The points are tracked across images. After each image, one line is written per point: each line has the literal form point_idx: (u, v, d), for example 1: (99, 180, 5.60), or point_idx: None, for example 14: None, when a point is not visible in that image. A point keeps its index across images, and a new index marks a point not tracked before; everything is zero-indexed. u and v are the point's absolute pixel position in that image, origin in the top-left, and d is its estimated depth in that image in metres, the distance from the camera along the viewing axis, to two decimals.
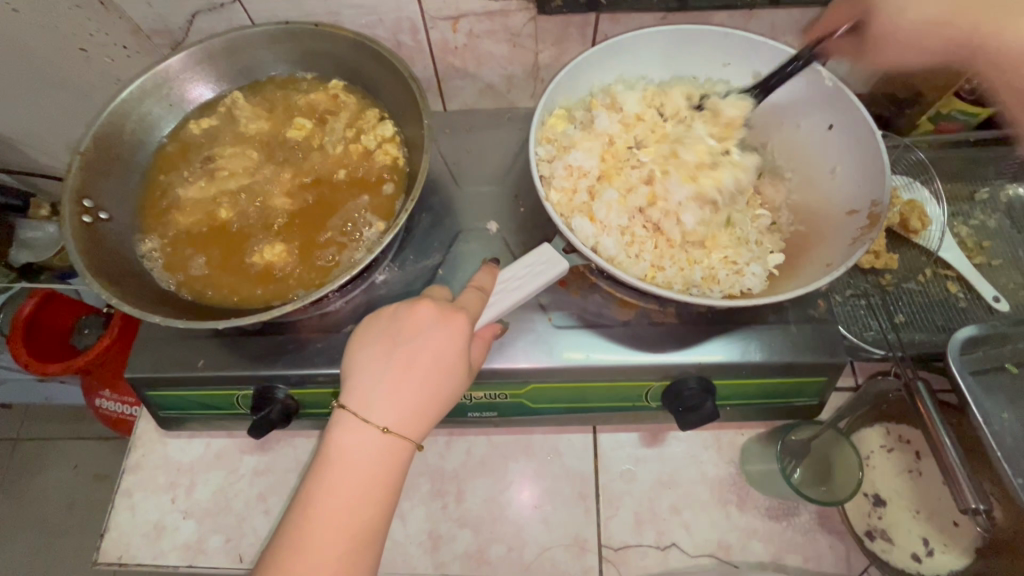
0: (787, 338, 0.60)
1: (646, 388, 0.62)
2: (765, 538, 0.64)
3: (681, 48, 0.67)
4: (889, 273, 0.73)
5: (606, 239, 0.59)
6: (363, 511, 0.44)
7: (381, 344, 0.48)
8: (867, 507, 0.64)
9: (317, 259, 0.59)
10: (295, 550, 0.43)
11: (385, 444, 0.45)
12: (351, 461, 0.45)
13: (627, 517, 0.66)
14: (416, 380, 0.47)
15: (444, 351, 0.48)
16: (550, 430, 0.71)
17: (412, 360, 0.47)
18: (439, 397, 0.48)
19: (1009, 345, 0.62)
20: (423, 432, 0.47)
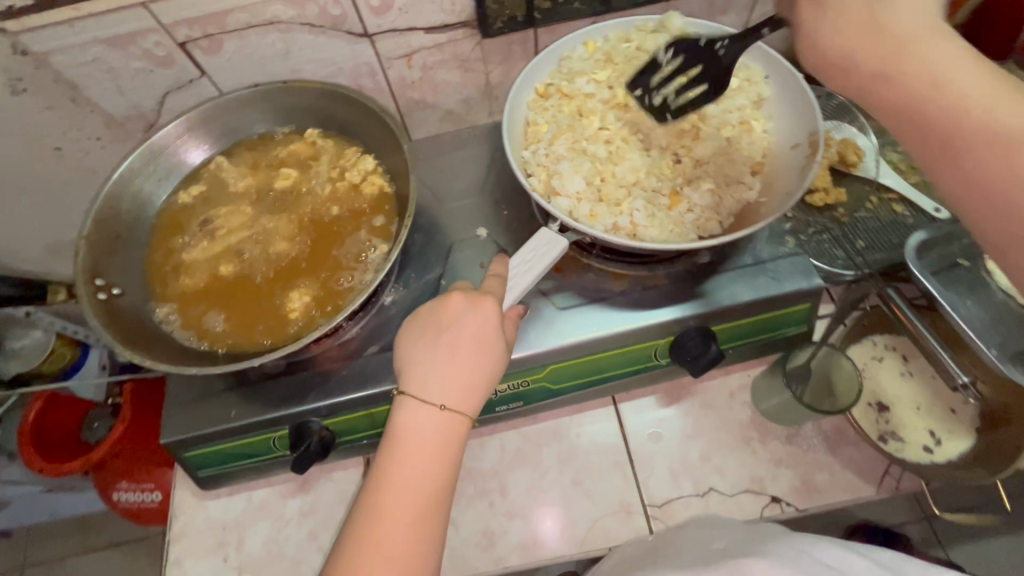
0: (766, 275, 0.66)
1: (653, 348, 0.67)
2: (792, 464, 0.68)
3: (604, 30, 0.70)
4: (841, 207, 0.81)
5: (609, 224, 0.61)
6: (429, 480, 0.47)
7: (426, 332, 0.52)
8: (874, 415, 0.70)
9: (333, 289, 0.63)
10: (371, 518, 0.45)
11: (442, 419, 0.48)
12: (413, 435, 0.48)
13: (662, 474, 0.69)
14: (464, 360, 0.50)
15: (485, 331, 0.52)
16: (574, 410, 0.74)
17: (457, 339, 0.51)
18: (485, 374, 0.51)
19: (958, 243, 0.69)
20: (476, 407, 0.50)
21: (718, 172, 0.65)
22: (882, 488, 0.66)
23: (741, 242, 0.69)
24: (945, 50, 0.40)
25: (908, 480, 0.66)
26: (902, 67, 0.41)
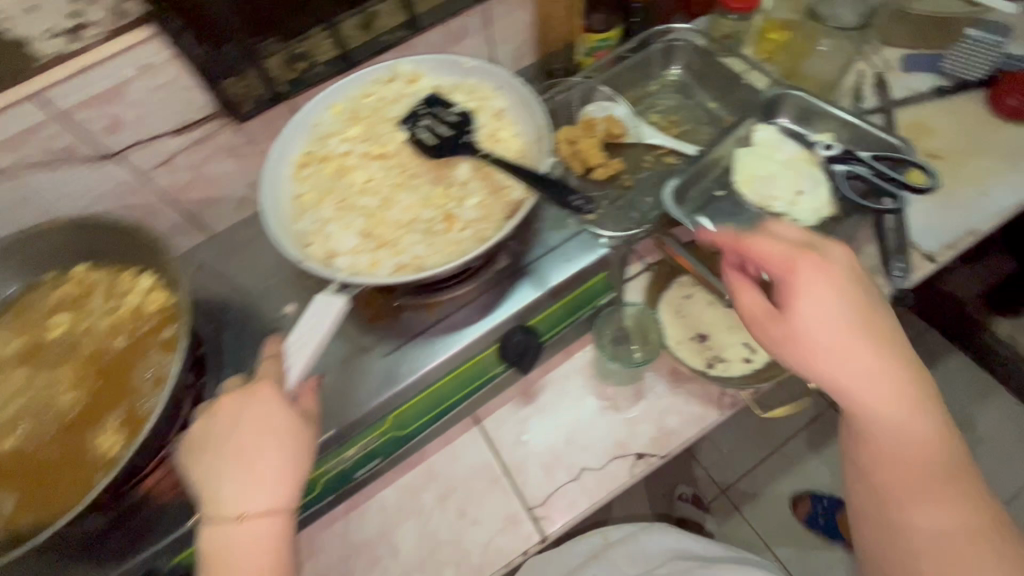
0: (559, 260, 0.71)
1: (485, 359, 0.69)
2: (644, 417, 0.74)
3: (342, 91, 0.74)
4: (624, 174, 0.91)
5: (393, 265, 0.63)
6: None
7: (206, 449, 0.49)
8: (699, 346, 0.76)
9: (132, 424, 0.59)
10: None
11: (251, 529, 0.46)
12: (225, 560, 0.46)
13: (537, 472, 0.71)
14: (269, 456, 0.48)
15: (269, 420, 0.50)
16: (442, 444, 0.75)
17: (239, 444, 0.48)
18: (286, 462, 0.49)
19: (709, 176, 0.78)
20: (293, 497, 0.48)
21: (483, 182, 0.69)
22: (723, 408, 0.73)
23: (532, 237, 0.73)
24: (868, 361, 0.50)
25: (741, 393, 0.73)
26: (845, 356, 0.50)
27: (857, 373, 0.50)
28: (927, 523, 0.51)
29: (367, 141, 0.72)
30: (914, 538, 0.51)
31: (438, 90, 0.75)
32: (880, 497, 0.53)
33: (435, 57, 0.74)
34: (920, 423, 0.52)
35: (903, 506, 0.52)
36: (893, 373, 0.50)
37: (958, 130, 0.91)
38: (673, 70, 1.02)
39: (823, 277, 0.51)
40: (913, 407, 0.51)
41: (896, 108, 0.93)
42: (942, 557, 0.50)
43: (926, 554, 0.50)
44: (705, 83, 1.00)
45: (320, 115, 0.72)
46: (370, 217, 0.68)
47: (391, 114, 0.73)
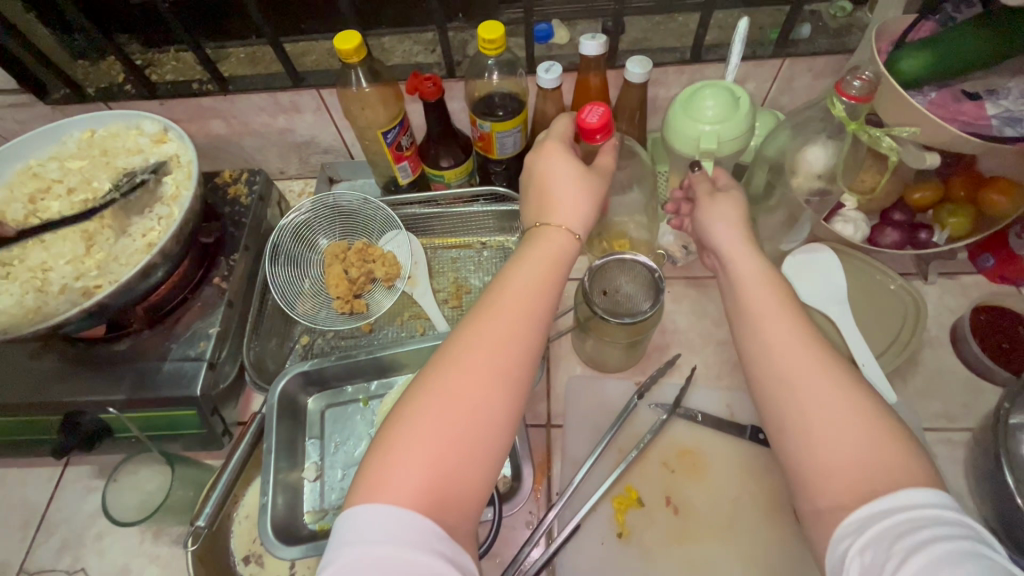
0: (154, 375, 0.69)
1: (51, 423, 0.70)
2: (163, 562, 0.69)
3: (98, 121, 0.76)
4: (369, 318, 0.83)
5: None
6: (486, 380, 0.44)
7: (542, 259, 0.51)
8: (254, 534, 0.68)
9: None
10: (417, 422, 0.42)
11: (522, 313, 0.47)
12: (466, 364, 0.44)
13: (54, 544, 0.72)
14: (581, 198, 0.56)
15: (556, 256, 0.52)
16: (27, 464, 0.77)
17: (513, 282, 0.49)
18: (518, 301, 0.48)
19: (365, 376, 0.70)
20: (536, 299, 0.48)
21: (116, 267, 0.68)
22: None
23: (160, 340, 0.72)
24: (784, 319, 0.49)
25: None
26: (759, 311, 0.50)
27: (764, 298, 0.51)
28: (828, 417, 0.43)
29: (78, 177, 0.73)
30: (816, 433, 0.43)
31: (170, 159, 0.73)
32: (802, 425, 0.44)
33: (173, 127, 0.73)
34: (821, 399, 0.44)
35: (783, 375, 0.46)
36: (773, 293, 0.51)
37: (730, 490, 0.68)
38: (509, 238, 0.91)
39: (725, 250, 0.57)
40: (800, 340, 0.47)
41: (680, 418, 0.72)
42: (826, 407, 0.43)
43: (808, 413, 0.44)
44: None
45: (61, 134, 0.75)
46: (23, 247, 0.69)
47: (118, 161, 0.74)
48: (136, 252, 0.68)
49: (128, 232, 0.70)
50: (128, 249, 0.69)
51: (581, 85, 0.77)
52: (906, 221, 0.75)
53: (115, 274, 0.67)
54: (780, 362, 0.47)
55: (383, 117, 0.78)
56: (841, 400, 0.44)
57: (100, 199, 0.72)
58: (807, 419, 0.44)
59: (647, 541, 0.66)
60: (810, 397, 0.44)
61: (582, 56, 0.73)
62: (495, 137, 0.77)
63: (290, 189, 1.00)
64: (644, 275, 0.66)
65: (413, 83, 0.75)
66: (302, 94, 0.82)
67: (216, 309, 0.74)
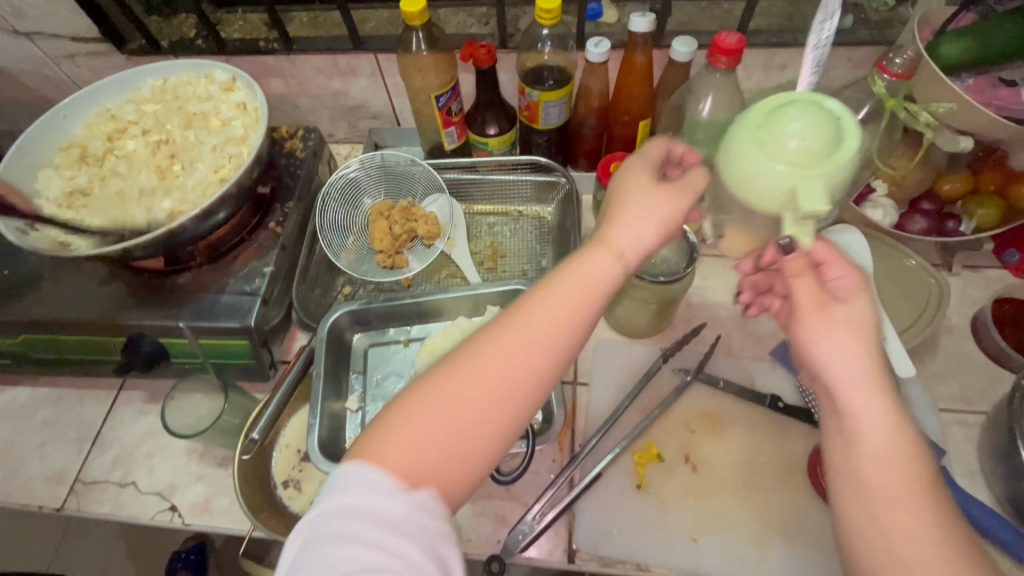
0: (212, 305, 0.74)
1: (113, 344, 0.75)
2: (207, 482, 0.74)
3: (174, 70, 0.82)
4: (408, 273, 0.88)
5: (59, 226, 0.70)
6: (513, 377, 0.45)
7: (606, 259, 0.49)
8: (294, 461, 0.73)
9: None
10: (440, 408, 0.43)
11: (574, 311, 0.47)
12: (498, 363, 0.45)
13: (108, 459, 0.77)
14: (648, 199, 0.51)
15: (625, 261, 0.50)
16: (86, 386, 0.83)
17: (576, 277, 0.48)
18: (575, 307, 0.47)
19: (407, 319, 0.74)
20: (591, 301, 0.48)
21: (184, 201, 0.73)
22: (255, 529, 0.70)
23: (218, 274, 0.77)
24: (863, 396, 0.43)
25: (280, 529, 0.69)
26: (863, 475, 0.42)
27: (882, 461, 0.42)
28: (900, 533, 0.40)
29: (154, 120, 0.79)
30: (883, 561, 0.40)
31: (237, 106, 0.78)
32: (867, 551, 0.41)
33: (243, 75, 0.78)
34: (899, 529, 0.40)
35: (864, 495, 0.42)
36: (871, 384, 0.44)
37: (747, 453, 0.71)
38: (544, 209, 0.94)
39: (838, 318, 0.46)
40: (887, 458, 0.42)
41: (701, 383, 0.76)
42: (902, 531, 0.40)
43: (878, 544, 0.41)
44: (557, 240, 0.91)
45: (140, 81, 0.81)
46: (101, 180, 0.75)
47: (189, 106, 0.79)
48: (205, 188, 0.73)
49: (197, 171, 0.75)
50: (197, 184, 0.74)
51: (626, 63, 0.80)
52: (936, 211, 0.78)
53: (185, 206, 0.72)
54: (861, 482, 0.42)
55: (436, 80, 0.82)
56: (925, 547, 0.39)
57: (174, 140, 0.77)
58: (870, 543, 0.41)
59: (665, 494, 0.69)
60: (880, 527, 0.41)
61: (631, 33, 0.77)
62: (541, 106, 0.81)
63: (336, 153, 1.05)
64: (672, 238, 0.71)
65: (469, 51, 0.79)
66: (360, 57, 0.87)
67: (270, 251, 0.79)
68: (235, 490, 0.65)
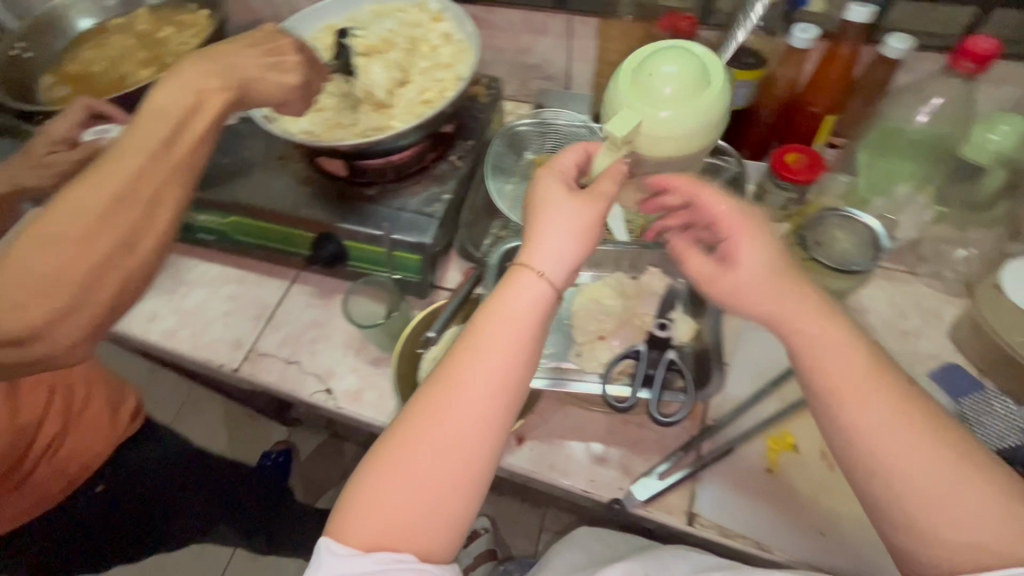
0: (394, 219, 0.81)
1: (303, 237, 0.85)
2: (360, 376, 0.82)
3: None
4: None
5: (286, 129, 0.80)
6: (476, 423, 0.47)
7: (499, 305, 0.49)
8: None
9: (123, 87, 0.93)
10: (403, 448, 0.47)
11: (507, 347, 0.48)
12: (466, 409, 0.47)
13: (278, 337, 0.87)
14: (562, 220, 0.50)
15: (539, 295, 0.49)
16: (265, 273, 0.94)
17: (505, 301, 0.49)
18: (516, 328, 0.48)
19: (567, 264, 0.77)
20: (511, 330, 0.48)
21: (388, 121, 0.80)
22: None
23: (402, 193, 0.84)
24: (863, 390, 0.44)
25: None
26: (886, 456, 0.43)
27: (909, 446, 0.42)
28: (955, 507, 0.41)
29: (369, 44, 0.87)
30: (935, 533, 0.42)
31: (443, 35, 0.85)
32: (924, 528, 0.42)
33: (454, 8, 0.84)
34: (953, 490, 0.41)
35: (888, 480, 0.43)
36: (865, 377, 0.45)
37: None
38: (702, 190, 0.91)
39: (801, 305, 0.48)
40: (915, 445, 0.42)
41: None
42: (952, 485, 0.41)
43: (932, 514, 0.42)
44: None
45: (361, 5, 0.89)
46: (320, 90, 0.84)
47: (399, 31, 0.86)
48: (408, 111, 0.80)
49: (401, 95, 0.82)
50: (402, 105, 0.80)
51: (830, 55, 0.79)
52: None
53: (390, 123, 0.79)
54: (880, 475, 0.43)
55: (630, 47, 0.85)
56: (971, 499, 0.41)
57: (384, 62, 0.84)
58: (920, 519, 0.42)
59: (796, 483, 0.69)
60: (917, 508, 0.42)
61: (846, 22, 0.75)
62: (732, 85, 0.82)
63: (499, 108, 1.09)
64: (842, 222, 0.72)
65: (670, 22, 0.80)
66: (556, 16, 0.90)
67: (449, 181, 0.85)
68: (394, 378, 0.77)
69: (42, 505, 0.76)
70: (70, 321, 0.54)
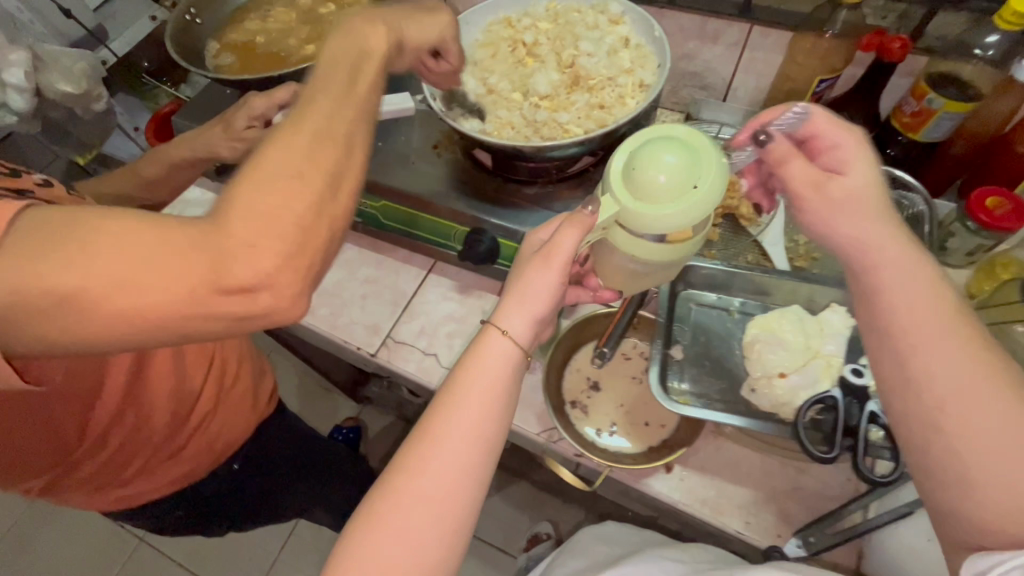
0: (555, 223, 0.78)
1: (454, 230, 0.83)
2: None
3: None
4: (714, 247, 0.85)
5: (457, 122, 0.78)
6: (450, 487, 0.48)
7: (483, 386, 0.51)
8: (584, 386, 0.77)
9: (286, 63, 0.93)
10: (392, 510, 0.47)
11: (474, 422, 0.50)
12: (439, 467, 0.48)
13: (415, 326, 0.87)
14: (540, 286, 0.53)
15: (499, 366, 0.52)
16: (402, 259, 0.94)
17: (471, 385, 0.51)
18: (479, 411, 0.50)
19: (740, 291, 0.74)
20: (491, 410, 0.51)
21: (561, 122, 0.76)
22: (544, 432, 0.75)
23: (563, 197, 0.81)
24: (943, 346, 0.46)
25: (565, 444, 0.73)
26: (947, 399, 0.45)
27: (972, 400, 0.44)
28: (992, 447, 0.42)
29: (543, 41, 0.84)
30: (979, 470, 0.43)
31: (622, 39, 0.81)
32: (958, 465, 0.44)
33: (635, 11, 0.81)
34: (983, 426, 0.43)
35: (942, 424, 0.45)
36: (949, 341, 0.46)
37: None
38: None
39: (910, 272, 0.49)
40: (979, 397, 0.44)
41: None
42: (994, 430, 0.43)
43: (982, 456, 0.43)
44: None
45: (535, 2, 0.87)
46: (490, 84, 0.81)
47: (574, 32, 0.83)
48: (584, 115, 0.77)
49: (576, 98, 0.79)
50: (580, 109, 0.77)
51: None
52: None
53: (566, 126, 0.76)
54: (933, 417, 0.45)
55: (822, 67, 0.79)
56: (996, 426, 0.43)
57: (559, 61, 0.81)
58: (959, 459, 0.44)
59: None
60: (961, 447, 0.44)
61: None
62: (936, 117, 0.76)
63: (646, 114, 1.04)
64: None
65: (878, 41, 0.73)
66: (737, 26, 0.85)
67: None
68: (544, 384, 0.74)
69: (173, 487, 0.77)
70: (286, 278, 0.43)
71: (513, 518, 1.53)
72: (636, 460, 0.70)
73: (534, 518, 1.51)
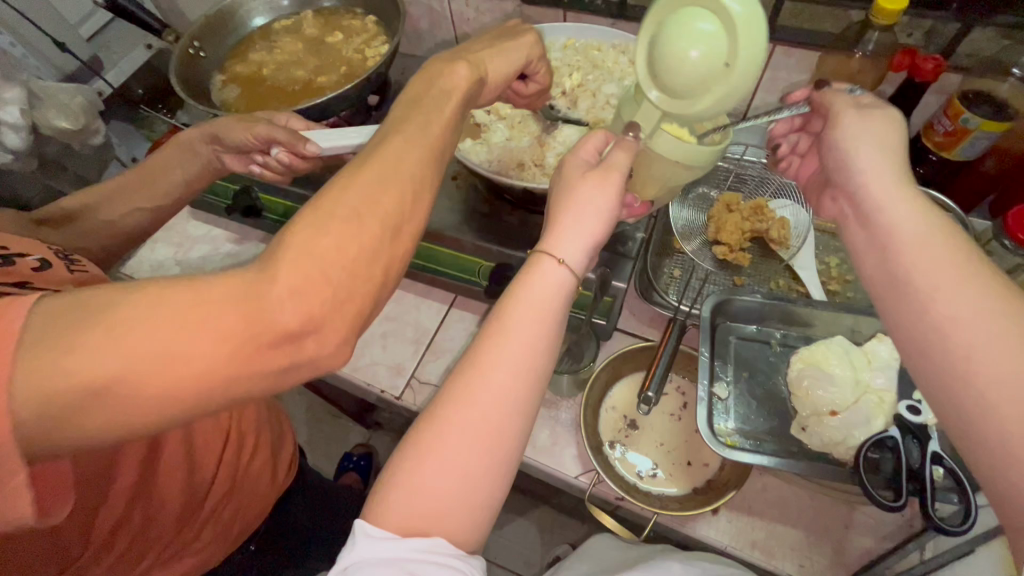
0: None
1: (478, 266, 0.80)
2: None
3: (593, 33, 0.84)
4: (744, 273, 0.81)
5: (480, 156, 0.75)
6: (500, 414, 0.44)
7: (536, 309, 0.47)
8: (621, 424, 0.74)
9: (296, 97, 0.90)
10: (439, 436, 0.44)
11: (524, 349, 0.46)
12: (491, 396, 0.44)
13: (440, 365, 0.84)
14: (586, 213, 0.50)
15: (550, 294, 0.48)
16: (423, 294, 0.91)
17: (523, 316, 0.47)
18: (533, 339, 0.47)
19: (779, 323, 0.73)
20: (541, 332, 0.47)
21: None
22: (584, 474, 0.72)
23: None
24: (972, 292, 0.40)
25: (606, 487, 0.70)
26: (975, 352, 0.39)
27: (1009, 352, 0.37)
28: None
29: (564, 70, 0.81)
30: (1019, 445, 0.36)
31: None
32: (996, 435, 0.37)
33: None
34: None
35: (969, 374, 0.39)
36: (987, 294, 0.40)
37: None
38: None
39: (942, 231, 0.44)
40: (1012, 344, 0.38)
41: None
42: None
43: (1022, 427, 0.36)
44: None
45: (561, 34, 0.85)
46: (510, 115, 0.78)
47: (610, 71, 0.81)
48: None
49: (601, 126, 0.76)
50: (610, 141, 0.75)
51: None
52: None
53: None
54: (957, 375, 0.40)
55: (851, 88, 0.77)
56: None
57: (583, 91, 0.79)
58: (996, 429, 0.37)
59: None
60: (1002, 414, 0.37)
61: None
62: (971, 136, 0.74)
63: None
64: None
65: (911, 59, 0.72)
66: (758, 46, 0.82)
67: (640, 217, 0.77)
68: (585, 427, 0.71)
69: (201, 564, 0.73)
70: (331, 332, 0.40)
71: (533, 540, 1.46)
72: (682, 505, 0.67)
73: (556, 541, 1.45)
